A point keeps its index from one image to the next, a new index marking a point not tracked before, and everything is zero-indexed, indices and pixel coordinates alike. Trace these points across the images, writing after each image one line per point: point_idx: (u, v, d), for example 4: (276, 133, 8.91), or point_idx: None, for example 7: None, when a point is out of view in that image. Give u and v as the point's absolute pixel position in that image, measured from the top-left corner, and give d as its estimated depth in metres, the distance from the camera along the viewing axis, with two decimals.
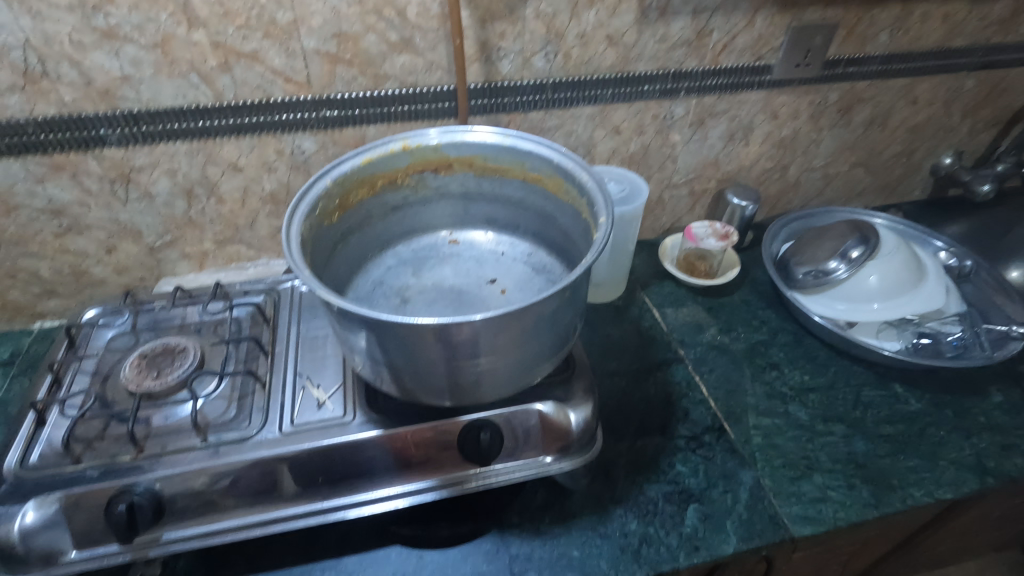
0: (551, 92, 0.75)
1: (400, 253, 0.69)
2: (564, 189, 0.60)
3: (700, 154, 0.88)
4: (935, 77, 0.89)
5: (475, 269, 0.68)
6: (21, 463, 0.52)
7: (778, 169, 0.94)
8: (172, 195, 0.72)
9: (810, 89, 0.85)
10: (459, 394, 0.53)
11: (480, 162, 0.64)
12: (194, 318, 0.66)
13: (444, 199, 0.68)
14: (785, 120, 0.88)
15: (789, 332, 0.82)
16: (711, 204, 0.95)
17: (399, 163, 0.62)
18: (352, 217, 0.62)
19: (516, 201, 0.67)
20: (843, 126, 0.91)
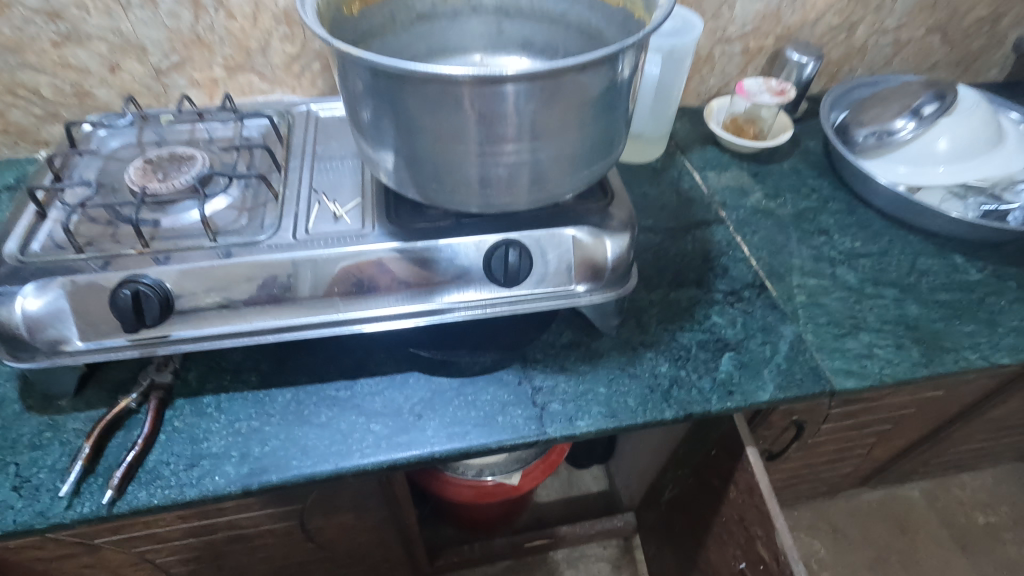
0: None
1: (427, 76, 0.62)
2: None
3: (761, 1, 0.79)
4: None
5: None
6: (22, 250, 0.48)
7: (845, 28, 0.84)
8: (177, 3, 0.65)
9: None
10: (484, 193, 0.48)
11: None
12: (203, 134, 0.61)
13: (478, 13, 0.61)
14: None
15: (842, 201, 0.76)
16: (766, 66, 0.86)
17: None
18: (374, 17, 0.56)
19: (556, 18, 0.60)
20: None
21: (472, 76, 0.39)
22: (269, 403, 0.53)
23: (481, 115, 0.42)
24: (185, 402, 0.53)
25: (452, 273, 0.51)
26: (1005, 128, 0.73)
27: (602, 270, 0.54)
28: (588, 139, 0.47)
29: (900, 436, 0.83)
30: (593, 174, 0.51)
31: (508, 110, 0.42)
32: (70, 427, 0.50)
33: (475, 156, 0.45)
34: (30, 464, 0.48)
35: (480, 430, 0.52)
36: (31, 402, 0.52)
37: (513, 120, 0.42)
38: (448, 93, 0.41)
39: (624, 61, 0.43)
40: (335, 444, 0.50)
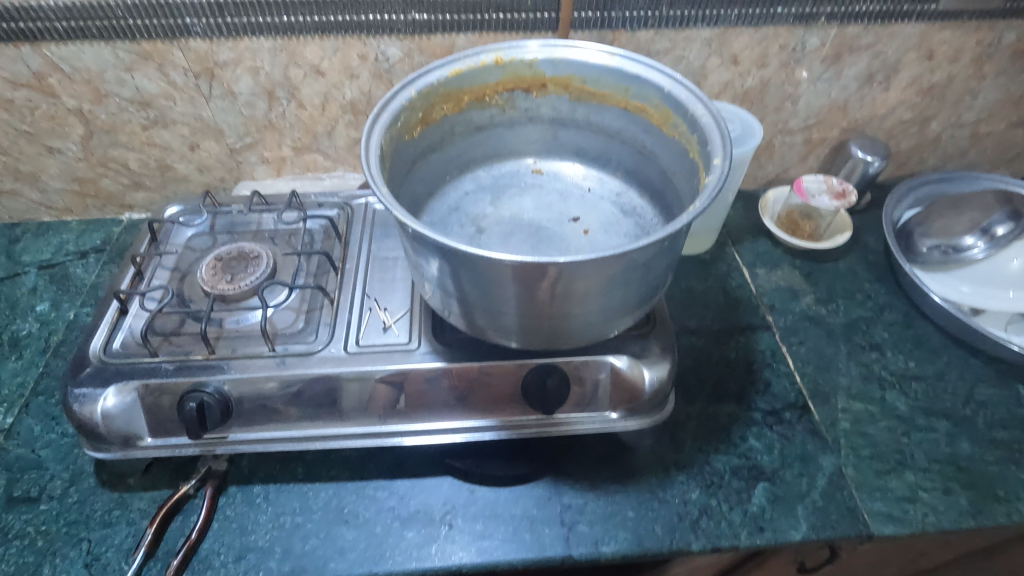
0: (665, 8, 0.65)
1: (477, 179, 0.64)
2: (672, 120, 0.53)
3: (828, 96, 0.76)
4: None
5: (557, 204, 0.63)
6: (105, 348, 0.53)
7: (917, 122, 0.81)
8: (254, 94, 0.69)
9: (981, 26, 0.70)
10: (524, 336, 0.49)
11: (577, 84, 0.57)
12: (269, 226, 0.65)
13: (532, 120, 0.62)
14: (941, 62, 0.74)
15: (899, 310, 0.73)
16: (829, 156, 0.84)
17: (489, 79, 0.57)
18: (433, 134, 0.58)
19: (611, 130, 0.61)
20: (1013, 75, 0.76)
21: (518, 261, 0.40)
22: (313, 498, 0.56)
23: (524, 279, 0.43)
24: (237, 490, 0.57)
25: (492, 394, 0.53)
26: None
27: (640, 398, 0.54)
28: (631, 296, 0.47)
29: (948, 552, 0.79)
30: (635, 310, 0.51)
31: (554, 283, 0.43)
32: (136, 507, 0.55)
33: (517, 308, 0.46)
34: (100, 541, 0.53)
35: (509, 546, 0.53)
36: (103, 477, 0.57)
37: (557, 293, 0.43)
38: (495, 269, 0.43)
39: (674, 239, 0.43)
40: (370, 548, 0.53)
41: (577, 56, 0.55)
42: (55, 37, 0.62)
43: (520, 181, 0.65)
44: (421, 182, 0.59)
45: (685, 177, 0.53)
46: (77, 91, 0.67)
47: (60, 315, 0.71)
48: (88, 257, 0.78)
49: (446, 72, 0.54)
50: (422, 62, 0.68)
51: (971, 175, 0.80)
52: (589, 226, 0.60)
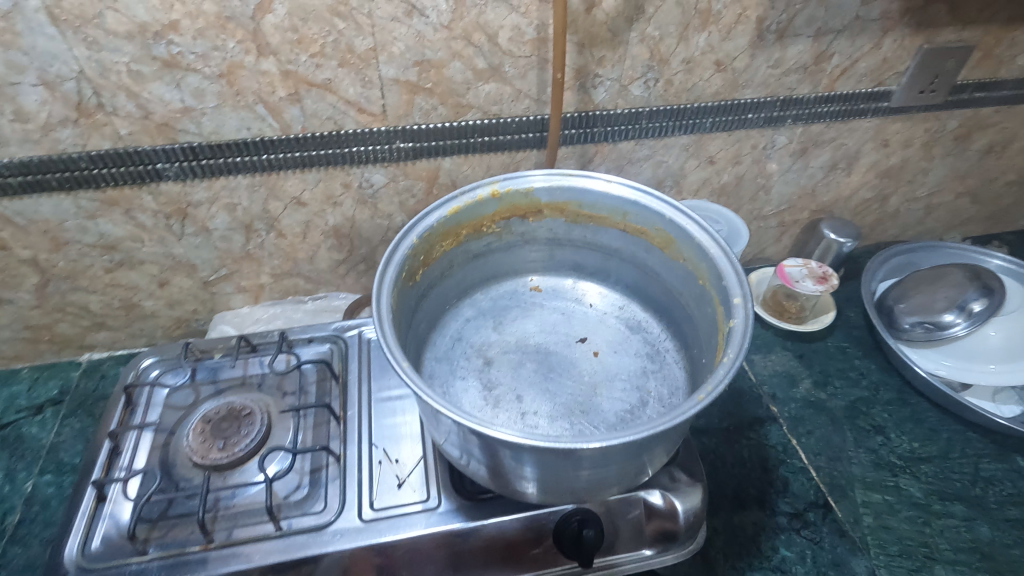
0: (645, 121, 0.67)
1: (480, 303, 0.63)
2: (676, 245, 0.53)
3: (797, 184, 0.80)
4: None
5: (560, 324, 0.62)
6: (82, 551, 0.47)
7: (877, 200, 0.86)
8: (230, 229, 0.66)
9: (928, 116, 0.76)
10: (548, 495, 0.47)
11: (574, 208, 0.57)
12: (257, 372, 0.61)
13: (530, 244, 0.62)
14: (895, 148, 0.79)
15: (892, 387, 0.75)
16: (802, 235, 0.87)
17: (486, 210, 0.56)
18: (433, 271, 0.56)
19: (609, 249, 0.61)
20: (958, 154, 0.82)
21: (551, 444, 0.39)
22: None
23: (552, 453, 0.41)
24: None
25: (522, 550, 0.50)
26: None
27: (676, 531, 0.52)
28: (662, 448, 0.46)
29: None
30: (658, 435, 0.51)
31: (580, 456, 0.41)
32: None
33: (543, 474, 0.44)
34: None
35: None
36: None
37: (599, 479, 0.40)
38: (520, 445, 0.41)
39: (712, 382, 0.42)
40: None
41: (573, 188, 0.55)
42: (8, 192, 0.57)
43: (522, 303, 0.64)
44: (423, 318, 0.57)
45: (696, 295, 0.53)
46: (32, 241, 0.62)
47: (15, 489, 0.63)
48: (43, 412, 0.70)
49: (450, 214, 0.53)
50: (408, 185, 0.66)
51: (933, 245, 0.85)
52: (600, 346, 0.60)
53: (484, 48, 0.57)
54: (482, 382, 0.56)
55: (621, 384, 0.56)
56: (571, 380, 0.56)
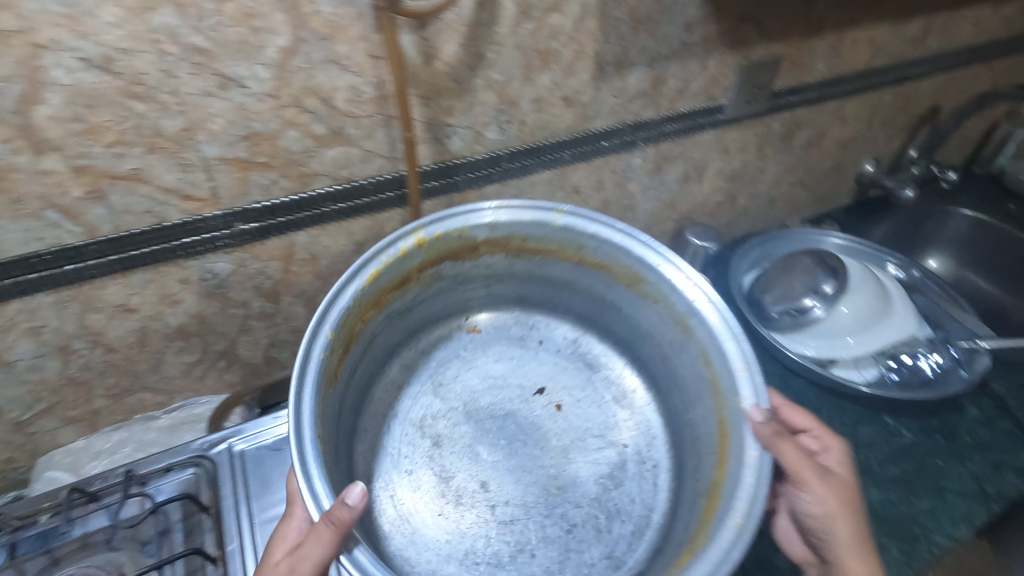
0: (506, 162, 0.66)
1: (500, 322, 0.74)
2: (611, 268, 0.63)
3: (659, 198, 0.83)
4: (859, 96, 0.90)
5: (505, 380, 0.69)
6: None
7: (728, 200, 0.92)
8: (40, 357, 0.54)
9: (758, 122, 0.82)
10: None
11: (516, 243, 0.63)
12: (99, 530, 0.55)
13: (563, 295, 0.71)
14: (734, 154, 0.85)
15: (776, 374, 0.80)
16: (670, 242, 0.91)
17: (412, 263, 0.60)
18: (365, 335, 0.60)
19: (598, 315, 0.71)
20: (786, 150, 0.91)
21: None
22: None
23: None
24: None
25: None
26: (886, 280, 0.83)
27: None
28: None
29: None
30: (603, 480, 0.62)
31: None
32: None
33: None
34: None
35: None
36: None
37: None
38: None
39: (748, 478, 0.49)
40: None
41: (592, 237, 0.61)
42: None
43: (529, 347, 0.73)
44: (359, 378, 0.62)
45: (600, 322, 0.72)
46: None
47: None
48: None
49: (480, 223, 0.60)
50: (260, 268, 0.59)
51: (784, 232, 0.93)
52: (598, 392, 0.70)
53: (320, 112, 0.51)
54: (440, 481, 0.60)
55: (581, 436, 0.65)
56: (547, 453, 0.63)
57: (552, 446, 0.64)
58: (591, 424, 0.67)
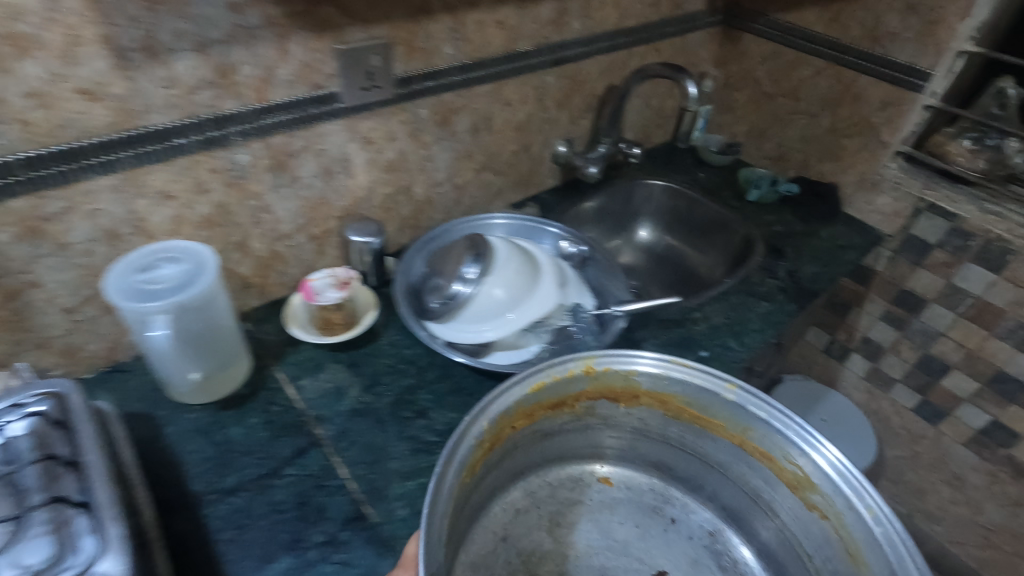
0: (269, 116, 0.84)
1: (557, 475, 0.96)
2: (676, 398, 0.84)
3: (453, 150, 1.12)
4: (625, 50, 1.30)
5: (681, 534, 0.91)
6: None
7: (522, 150, 1.26)
8: None
9: (528, 78, 1.14)
10: None
11: (643, 391, 0.86)
12: None
13: (605, 427, 0.93)
14: (518, 107, 1.17)
15: None
16: (472, 188, 1.22)
17: (577, 385, 0.84)
18: (517, 439, 0.84)
19: (642, 443, 0.94)
20: (566, 108, 1.28)
21: None
22: None
23: None
24: None
25: None
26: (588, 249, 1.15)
27: None
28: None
29: None
30: (776, 533, 0.85)
31: None
32: None
33: None
34: None
35: None
36: None
37: (837, 465, 0.74)
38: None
39: (816, 473, 0.75)
40: None
41: (638, 372, 0.84)
42: None
43: (584, 493, 0.95)
44: (477, 497, 0.84)
45: (709, 443, 0.86)
46: None
47: None
48: None
49: (510, 405, 0.79)
50: (92, 207, 0.75)
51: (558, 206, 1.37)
52: (699, 448, 0.88)
53: (77, 50, 0.66)
54: (609, 545, 0.89)
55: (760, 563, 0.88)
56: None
57: (750, 499, 0.86)
58: (743, 506, 0.89)
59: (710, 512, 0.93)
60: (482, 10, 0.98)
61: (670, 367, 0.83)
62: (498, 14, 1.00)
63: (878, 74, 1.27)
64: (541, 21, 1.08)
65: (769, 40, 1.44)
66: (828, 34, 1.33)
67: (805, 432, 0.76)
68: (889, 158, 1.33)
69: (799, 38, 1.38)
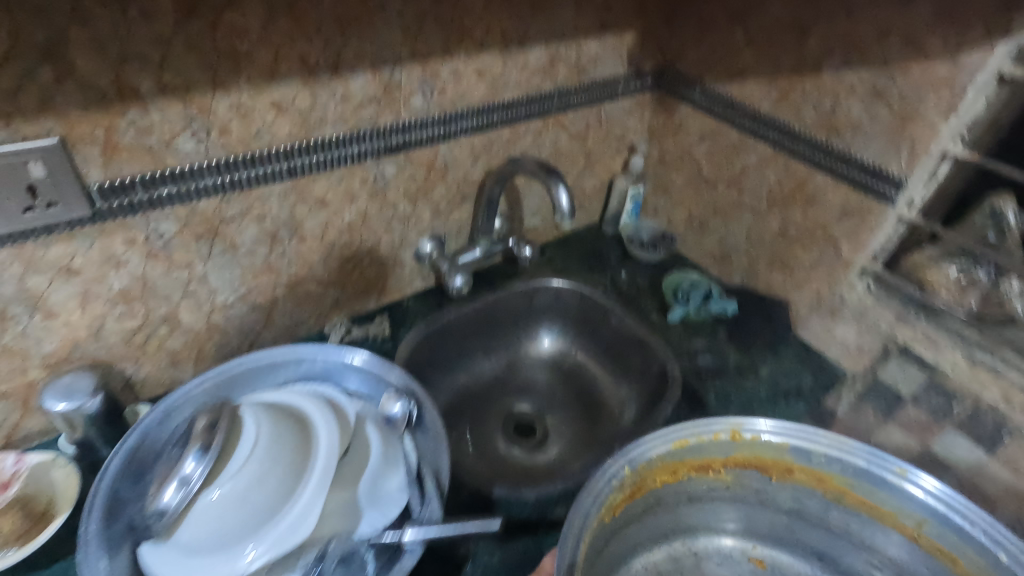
0: None
1: (671, 549, 0.80)
2: (836, 479, 0.73)
3: (240, 266, 0.82)
4: (506, 127, 0.99)
5: (781, 533, 0.81)
6: None
7: (362, 254, 0.96)
8: None
9: (349, 169, 0.84)
10: None
11: (786, 460, 0.75)
12: None
13: (739, 503, 0.80)
14: (343, 205, 0.88)
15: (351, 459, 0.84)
16: (289, 305, 0.93)
17: (716, 451, 0.74)
18: (630, 507, 0.73)
19: (768, 498, 0.79)
20: (427, 200, 0.98)
21: None
22: None
23: None
24: None
25: None
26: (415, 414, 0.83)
27: None
28: None
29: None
30: None
31: None
32: None
33: None
34: None
35: None
36: None
37: (936, 492, 0.68)
38: None
39: (949, 540, 0.68)
40: None
41: (794, 444, 0.74)
42: None
43: (696, 568, 0.79)
44: (608, 555, 0.73)
45: (850, 514, 0.75)
46: None
47: None
48: None
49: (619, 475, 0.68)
50: None
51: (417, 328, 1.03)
52: (860, 533, 0.76)
53: None
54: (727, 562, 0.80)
55: None
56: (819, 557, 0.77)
57: (881, 573, 0.75)
58: None
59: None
60: (235, 90, 0.68)
61: (788, 438, 0.73)
62: (269, 95, 0.71)
63: (835, 171, 0.96)
64: (354, 102, 0.78)
65: (706, 114, 1.14)
66: (777, 117, 1.02)
67: (955, 508, 0.67)
68: (853, 277, 1.01)
69: (741, 117, 1.08)
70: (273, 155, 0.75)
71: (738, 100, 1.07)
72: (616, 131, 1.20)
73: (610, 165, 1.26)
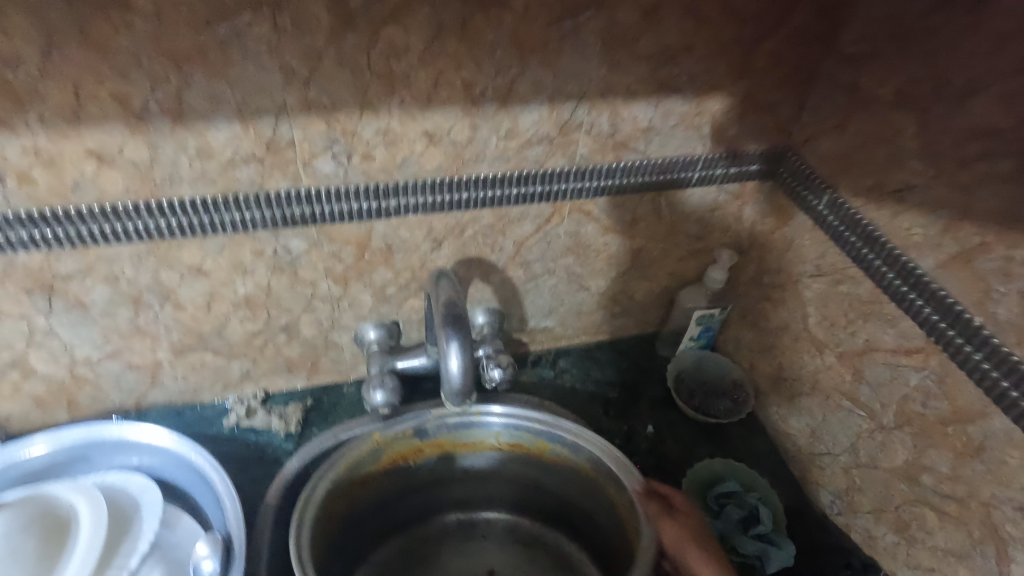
0: None
1: (391, 544, 0.78)
2: (550, 450, 0.74)
3: (97, 325, 0.68)
4: (484, 210, 0.69)
5: (480, 516, 0.82)
6: None
7: (273, 331, 0.76)
8: None
9: (228, 237, 0.63)
10: None
11: (448, 442, 0.76)
12: None
13: (427, 488, 0.79)
14: (231, 277, 0.67)
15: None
16: (176, 371, 0.76)
17: (375, 457, 0.72)
18: (342, 519, 0.71)
19: (506, 472, 0.79)
20: (361, 283, 0.73)
21: None
22: None
23: None
24: None
25: None
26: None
27: None
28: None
29: None
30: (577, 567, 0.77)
31: None
32: None
33: None
34: None
35: None
36: None
37: (510, 415, 0.73)
38: None
39: (566, 453, 0.73)
40: None
41: (420, 427, 0.74)
42: None
43: (464, 544, 0.79)
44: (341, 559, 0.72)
45: (577, 486, 0.75)
46: None
47: None
48: None
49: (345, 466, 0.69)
50: None
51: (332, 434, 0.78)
52: (527, 476, 0.78)
53: None
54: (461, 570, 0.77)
55: None
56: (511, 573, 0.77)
57: (551, 498, 0.79)
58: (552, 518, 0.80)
59: (574, 549, 0.79)
60: (26, 134, 0.50)
61: (516, 426, 0.74)
62: (82, 143, 0.52)
63: None
64: (221, 160, 0.57)
65: (833, 244, 0.69)
66: (939, 282, 0.57)
67: (555, 426, 0.72)
68: None
69: (888, 269, 0.62)
70: (110, 213, 0.57)
71: (887, 239, 0.62)
72: (690, 230, 0.81)
73: (679, 270, 0.87)
